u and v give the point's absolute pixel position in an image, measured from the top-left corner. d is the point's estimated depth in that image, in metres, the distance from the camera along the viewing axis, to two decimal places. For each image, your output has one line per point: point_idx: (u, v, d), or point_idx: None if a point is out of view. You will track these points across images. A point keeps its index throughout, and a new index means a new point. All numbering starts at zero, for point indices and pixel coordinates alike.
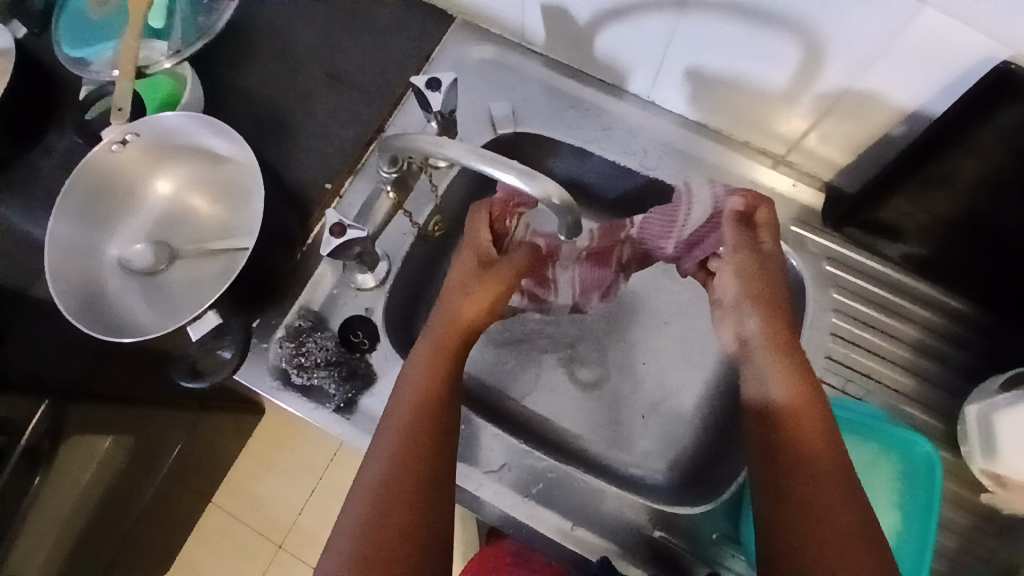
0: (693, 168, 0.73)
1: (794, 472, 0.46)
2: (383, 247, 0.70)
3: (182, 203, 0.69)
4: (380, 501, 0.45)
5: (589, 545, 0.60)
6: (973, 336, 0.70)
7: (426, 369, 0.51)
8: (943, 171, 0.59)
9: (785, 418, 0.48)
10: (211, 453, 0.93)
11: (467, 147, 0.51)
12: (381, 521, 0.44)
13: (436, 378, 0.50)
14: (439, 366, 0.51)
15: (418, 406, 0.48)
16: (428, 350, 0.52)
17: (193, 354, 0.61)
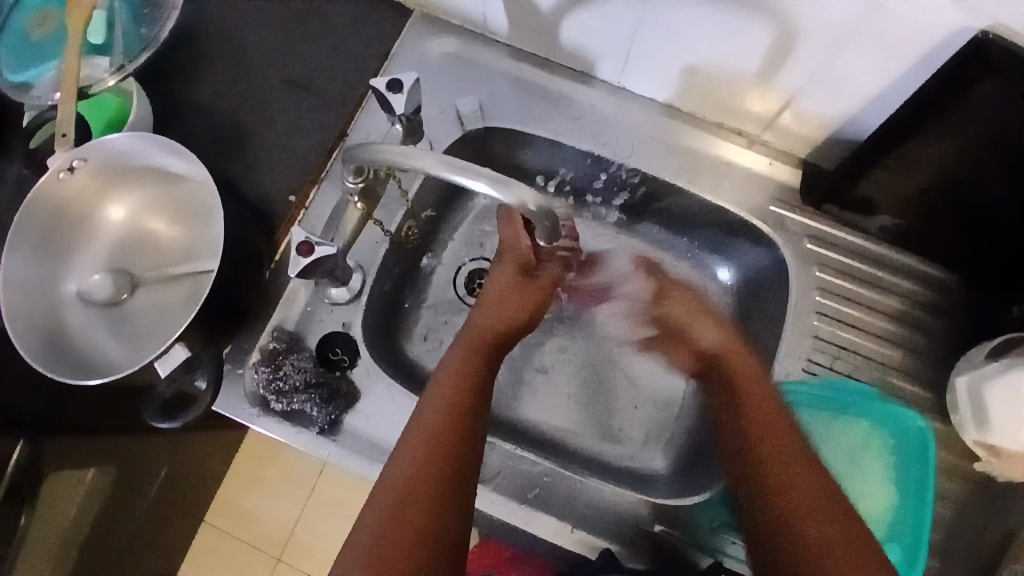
0: (667, 154, 0.72)
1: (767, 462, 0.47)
2: (356, 258, 0.68)
3: (139, 226, 0.66)
4: (397, 501, 0.42)
5: (592, 546, 0.59)
6: (953, 305, 0.69)
7: (436, 410, 0.46)
8: (925, 141, 0.57)
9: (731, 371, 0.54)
10: (199, 473, 0.91)
11: (436, 157, 0.48)
12: (395, 524, 0.41)
13: (448, 422, 0.45)
14: (461, 403, 0.47)
15: (427, 451, 0.44)
16: (452, 380, 0.48)
17: (163, 391, 0.57)
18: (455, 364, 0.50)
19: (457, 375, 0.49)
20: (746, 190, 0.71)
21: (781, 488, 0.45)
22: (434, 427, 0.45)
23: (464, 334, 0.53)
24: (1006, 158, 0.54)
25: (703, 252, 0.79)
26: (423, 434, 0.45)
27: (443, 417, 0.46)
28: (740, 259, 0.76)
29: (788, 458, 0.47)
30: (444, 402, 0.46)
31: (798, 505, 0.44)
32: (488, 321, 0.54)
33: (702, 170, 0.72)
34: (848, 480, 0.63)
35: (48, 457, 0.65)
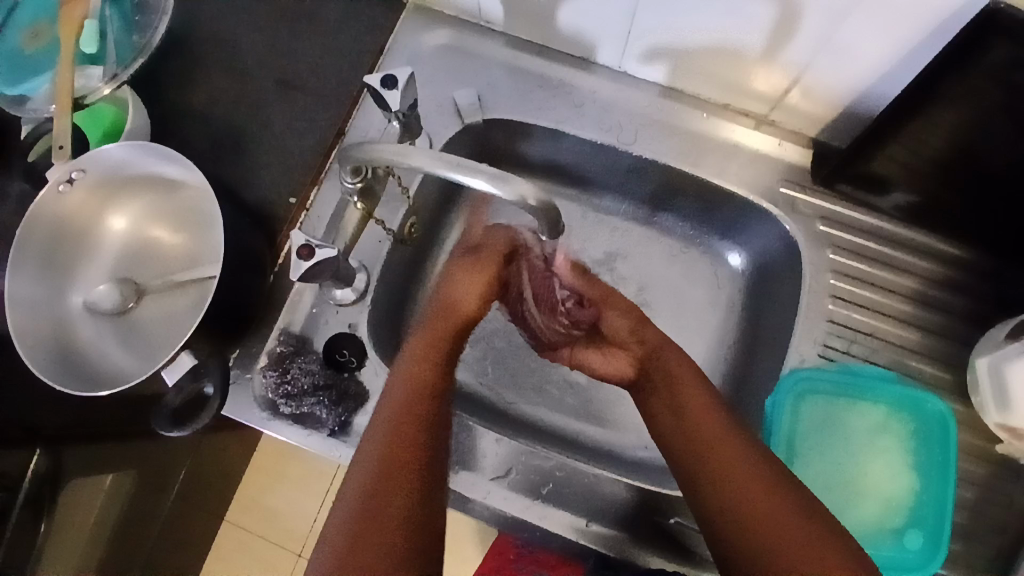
0: (673, 138, 0.70)
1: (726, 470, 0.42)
2: (359, 258, 0.67)
3: (142, 235, 0.66)
4: (371, 485, 0.39)
5: (606, 541, 0.58)
6: (973, 283, 0.67)
7: (383, 443, 0.40)
8: (938, 114, 0.55)
9: (667, 382, 0.49)
10: (219, 472, 0.91)
11: (435, 155, 0.47)
12: (368, 509, 0.38)
13: (401, 454, 0.40)
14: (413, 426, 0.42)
15: (378, 497, 0.38)
16: (417, 356, 0.46)
17: (172, 399, 0.56)
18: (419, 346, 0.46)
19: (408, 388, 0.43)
20: (752, 171, 0.69)
21: (743, 506, 0.40)
22: (386, 467, 0.39)
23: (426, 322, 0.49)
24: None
25: (711, 236, 0.77)
26: (383, 441, 0.41)
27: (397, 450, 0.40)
28: (750, 242, 0.74)
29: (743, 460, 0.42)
30: (393, 430, 0.41)
31: (759, 521, 0.39)
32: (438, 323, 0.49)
33: (709, 152, 0.70)
34: (868, 466, 0.61)
35: (70, 465, 0.64)
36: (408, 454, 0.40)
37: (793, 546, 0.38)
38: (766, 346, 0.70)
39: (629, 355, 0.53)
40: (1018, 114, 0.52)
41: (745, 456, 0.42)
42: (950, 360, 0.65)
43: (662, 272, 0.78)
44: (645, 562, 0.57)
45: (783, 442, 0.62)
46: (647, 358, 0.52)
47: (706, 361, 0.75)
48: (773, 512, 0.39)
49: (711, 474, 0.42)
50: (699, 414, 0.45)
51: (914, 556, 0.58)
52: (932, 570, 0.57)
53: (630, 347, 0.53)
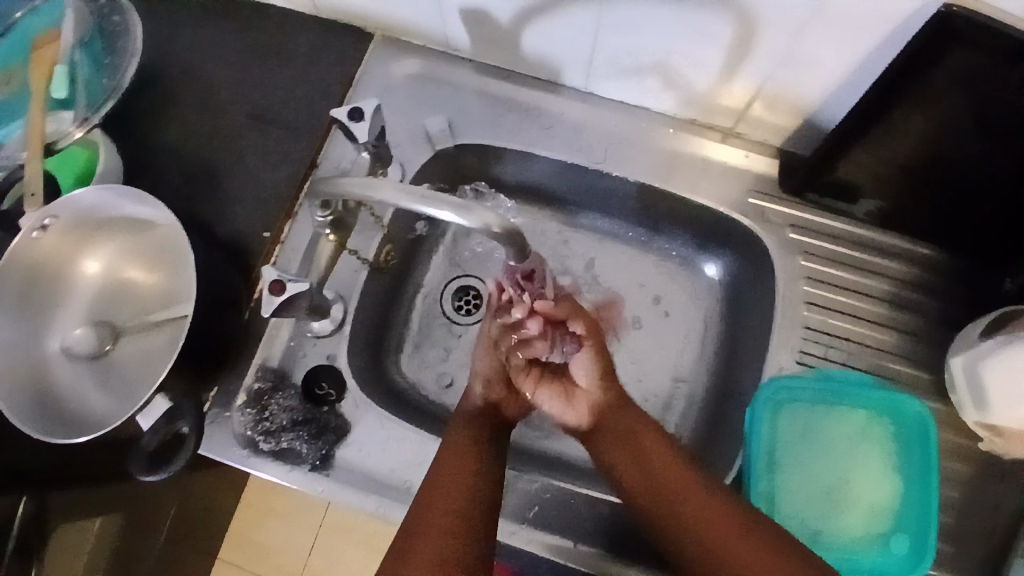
0: (643, 155, 0.71)
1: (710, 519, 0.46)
2: (334, 288, 0.67)
3: (116, 276, 0.66)
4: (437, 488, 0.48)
5: (594, 562, 0.57)
6: (947, 283, 0.68)
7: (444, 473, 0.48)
8: (901, 118, 0.56)
9: (631, 436, 0.52)
10: (210, 510, 0.90)
11: (401, 188, 0.48)
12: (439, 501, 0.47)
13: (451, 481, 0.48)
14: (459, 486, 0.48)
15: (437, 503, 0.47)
16: (461, 444, 0.51)
17: (146, 443, 0.54)
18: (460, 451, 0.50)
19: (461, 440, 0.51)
20: (722, 184, 0.70)
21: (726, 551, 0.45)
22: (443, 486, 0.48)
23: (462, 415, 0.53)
24: (983, 127, 0.54)
25: (689, 250, 0.78)
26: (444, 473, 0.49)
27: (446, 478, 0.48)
28: (726, 254, 0.75)
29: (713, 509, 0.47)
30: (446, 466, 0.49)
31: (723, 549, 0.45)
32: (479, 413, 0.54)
33: (679, 168, 0.71)
34: (850, 473, 0.61)
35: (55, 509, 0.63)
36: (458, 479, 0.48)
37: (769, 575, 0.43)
38: (746, 356, 0.70)
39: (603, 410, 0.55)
40: (979, 114, 0.53)
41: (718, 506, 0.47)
42: (926, 361, 0.66)
43: (643, 287, 0.78)
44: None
45: (764, 454, 0.61)
46: (606, 409, 0.54)
47: (689, 373, 0.75)
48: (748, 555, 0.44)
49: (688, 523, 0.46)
50: (667, 469, 0.49)
51: (900, 561, 0.58)
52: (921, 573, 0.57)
53: (593, 393, 0.55)
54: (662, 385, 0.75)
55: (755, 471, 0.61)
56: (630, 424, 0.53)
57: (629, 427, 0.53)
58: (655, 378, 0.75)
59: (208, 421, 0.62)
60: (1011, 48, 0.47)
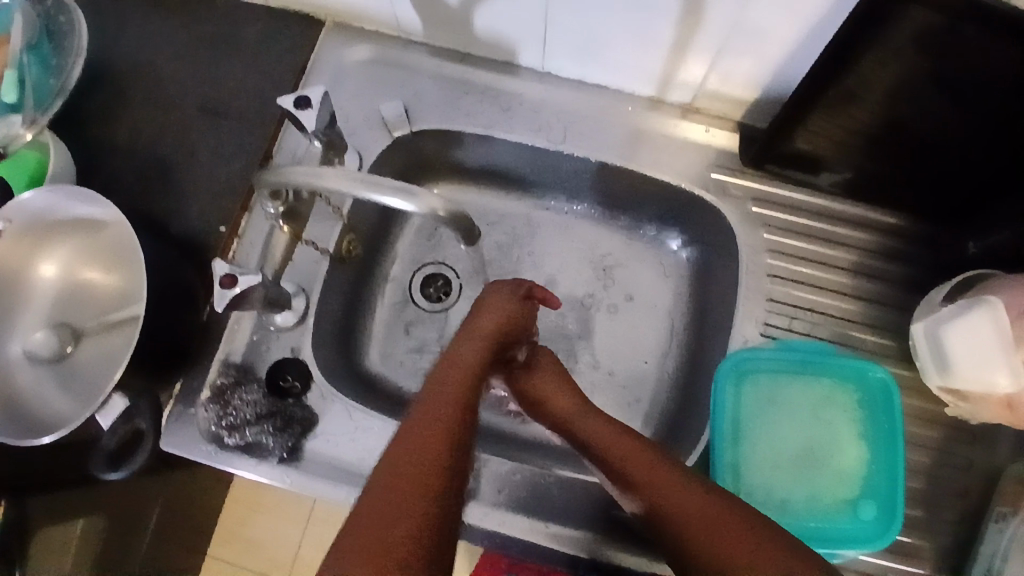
0: (604, 133, 0.70)
1: (707, 520, 0.43)
2: (294, 280, 0.66)
3: (74, 279, 0.65)
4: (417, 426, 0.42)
5: (568, 541, 0.57)
6: (910, 250, 0.68)
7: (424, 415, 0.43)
8: (859, 79, 0.55)
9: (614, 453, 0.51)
10: (196, 508, 0.90)
11: (349, 175, 0.47)
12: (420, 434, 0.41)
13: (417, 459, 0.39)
14: (428, 464, 0.39)
15: (401, 485, 0.37)
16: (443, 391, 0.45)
17: (106, 442, 0.56)
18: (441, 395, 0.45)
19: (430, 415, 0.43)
20: (684, 159, 0.70)
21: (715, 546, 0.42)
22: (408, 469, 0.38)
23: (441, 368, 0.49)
24: (943, 87, 0.53)
25: (655, 227, 0.77)
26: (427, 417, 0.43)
27: (415, 456, 0.39)
28: (692, 229, 0.74)
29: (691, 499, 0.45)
30: (414, 443, 0.40)
31: (708, 550, 0.42)
32: (445, 389, 0.46)
33: (641, 143, 0.70)
34: (818, 441, 0.61)
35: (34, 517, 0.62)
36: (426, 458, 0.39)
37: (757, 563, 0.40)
38: (714, 332, 0.70)
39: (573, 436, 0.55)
40: (938, 74, 0.52)
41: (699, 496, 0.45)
42: (891, 328, 0.66)
43: (612, 266, 0.78)
44: (611, 558, 0.56)
45: (728, 424, 0.61)
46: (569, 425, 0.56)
47: (660, 351, 0.75)
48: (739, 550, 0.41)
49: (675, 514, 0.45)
50: (641, 469, 0.49)
51: (871, 526, 0.58)
52: (891, 537, 0.57)
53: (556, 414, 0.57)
54: (634, 364, 0.74)
55: (720, 441, 0.60)
56: (611, 444, 0.52)
57: (612, 446, 0.52)
58: (627, 357, 0.75)
59: (173, 418, 0.61)
60: (967, 8, 0.45)
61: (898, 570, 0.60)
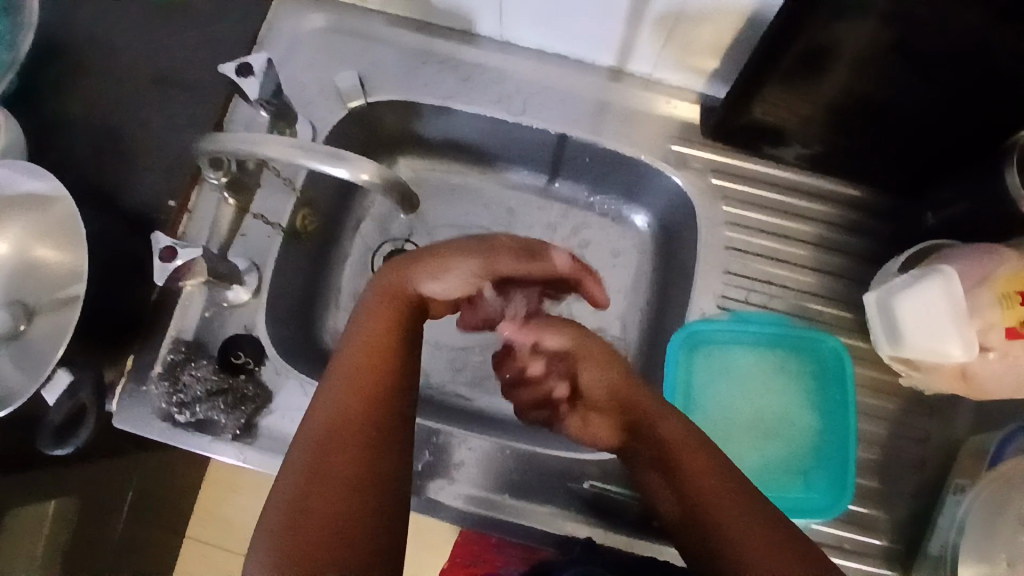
0: (564, 103, 0.69)
1: (675, 458, 0.44)
2: (246, 255, 0.65)
3: (28, 255, 0.64)
4: (340, 399, 0.41)
5: (526, 514, 0.56)
6: (871, 222, 0.67)
7: (347, 385, 0.41)
8: (830, 58, 0.53)
9: (625, 401, 0.48)
10: (174, 493, 0.86)
11: (285, 142, 0.47)
12: (343, 415, 0.40)
13: (345, 440, 0.39)
14: (352, 455, 0.38)
15: (323, 479, 0.37)
16: (363, 348, 0.43)
17: (53, 417, 0.59)
18: (360, 350, 0.43)
19: (353, 383, 0.41)
20: (644, 130, 0.69)
21: (704, 506, 0.41)
22: (336, 461, 0.38)
23: (370, 300, 0.47)
24: (910, 61, 0.52)
25: (620, 200, 0.76)
26: (348, 383, 0.41)
27: (336, 443, 0.38)
28: (655, 202, 0.73)
29: (695, 455, 0.44)
30: (340, 422, 0.39)
31: (697, 498, 0.42)
32: (369, 331, 0.44)
33: (601, 112, 0.69)
34: (769, 411, 0.63)
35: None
36: (342, 459, 0.38)
37: (739, 529, 0.39)
38: (675, 304, 0.69)
39: (588, 356, 0.50)
40: (904, 47, 0.50)
41: (704, 455, 0.44)
42: (849, 300, 0.65)
43: (577, 239, 0.77)
44: (565, 529, 0.55)
45: (680, 395, 0.62)
46: (630, 408, 0.48)
47: (624, 325, 0.74)
48: (724, 513, 0.40)
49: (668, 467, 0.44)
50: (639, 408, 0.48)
51: (820, 497, 0.60)
52: (842, 506, 0.58)
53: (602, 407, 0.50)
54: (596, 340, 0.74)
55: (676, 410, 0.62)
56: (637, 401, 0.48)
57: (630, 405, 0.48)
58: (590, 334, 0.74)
59: (125, 396, 0.60)
60: None
61: (853, 541, 0.59)
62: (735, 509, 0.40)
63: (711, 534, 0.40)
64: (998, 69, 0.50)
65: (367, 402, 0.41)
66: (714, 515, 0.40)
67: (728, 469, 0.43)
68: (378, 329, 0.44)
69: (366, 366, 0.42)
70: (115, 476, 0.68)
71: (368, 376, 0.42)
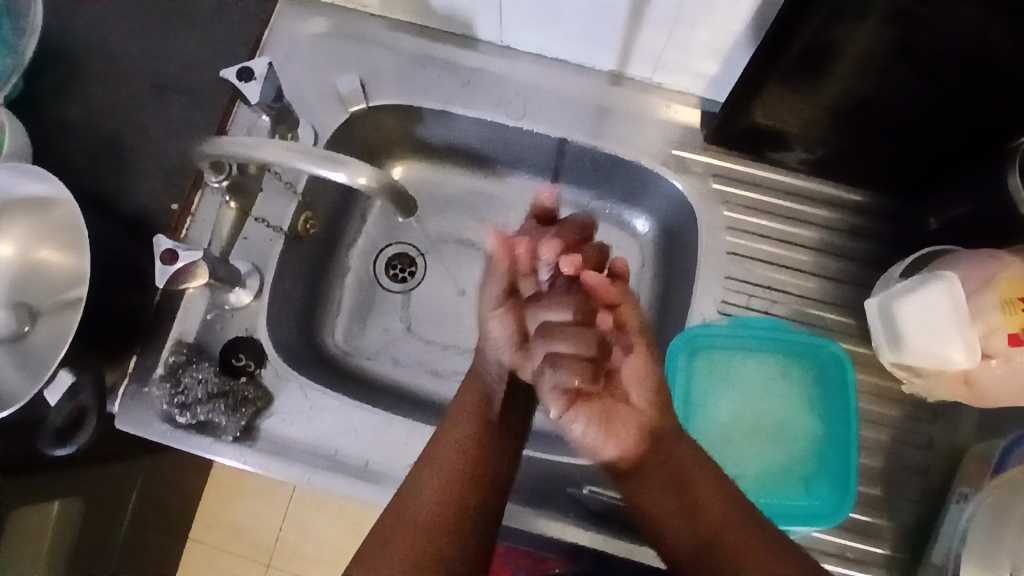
0: (565, 107, 0.69)
1: (688, 474, 0.47)
2: (248, 259, 0.65)
3: (32, 258, 0.64)
4: (438, 492, 0.46)
5: (524, 520, 0.55)
6: (872, 226, 0.66)
7: (440, 480, 0.47)
8: (835, 61, 0.53)
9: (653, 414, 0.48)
10: (175, 498, 0.86)
11: (284, 146, 0.47)
12: (441, 497, 0.46)
13: (429, 527, 0.45)
14: (433, 540, 0.44)
15: (407, 556, 0.43)
16: (457, 447, 0.48)
17: (52, 419, 0.58)
18: (455, 452, 0.48)
19: (444, 478, 0.47)
20: (645, 135, 0.69)
21: (715, 534, 0.44)
22: (420, 536, 0.44)
23: (461, 404, 0.51)
24: (912, 64, 0.51)
25: (621, 204, 0.76)
26: (443, 480, 0.47)
27: (420, 529, 0.45)
28: (656, 207, 0.73)
29: (705, 484, 0.47)
30: (427, 509, 0.45)
31: (709, 525, 0.45)
32: (462, 441, 0.48)
33: (602, 117, 0.69)
34: (770, 416, 0.63)
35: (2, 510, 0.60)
36: (425, 537, 0.44)
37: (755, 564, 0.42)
38: (676, 309, 0.69)
39: (639, 349, 0.47)
40: (906, 49, 0.50)
41: (712, 483, 0.47)
42: (850, 304, 0.65)
43: None
44: (563, 535, 0.55)
45: (680, 398, 0.63)
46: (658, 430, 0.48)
47: None
48: (736, 545, 0.43)
49: (676, 483, 0.47)
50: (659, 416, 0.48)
51: (822, 504, 0.59)
52: (843, 512, 0.58)
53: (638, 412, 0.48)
54: None
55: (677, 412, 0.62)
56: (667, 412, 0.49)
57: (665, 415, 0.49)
58: None
59: (127, 398, 0.61)
60: None
61: (854, 549, 0.59)
62: (748, 542, 0.43)
63: (716, 558, 0.43)
64: (997, 73, 0.50)
65: (458, 499, 0.46)
66: (723, 544, 0.44)
67: (736, 499, 0.46)
68: (471, 429, 0.49)
69: (459, 469, 0.47)
70: (115, 478, 0.68)
71: (457, 478, 0.47)
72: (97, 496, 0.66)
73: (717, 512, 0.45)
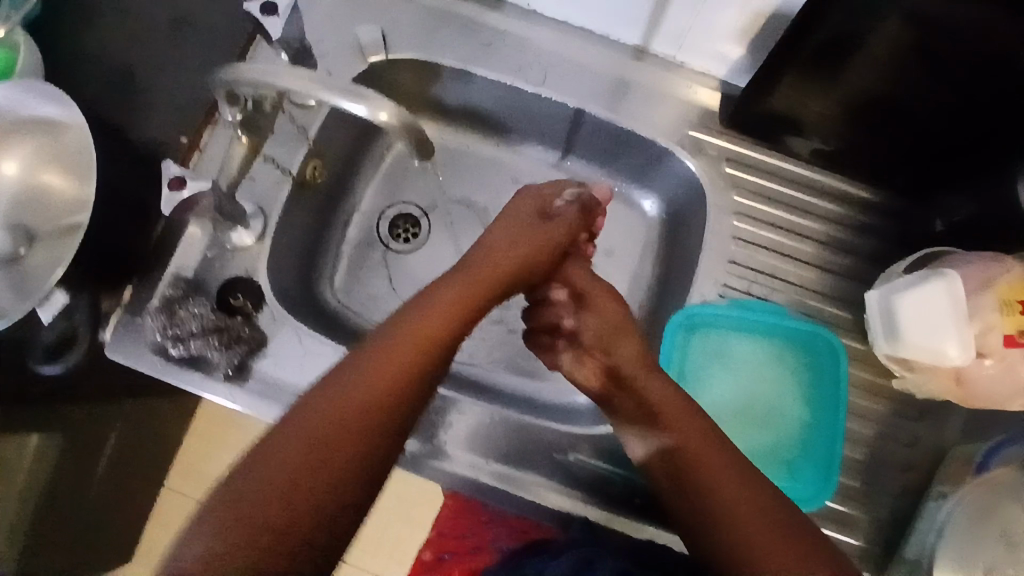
0: (584, 76, 0.69)
1: (697, 458, 0.46)
2: (253, 200, 0.64)
3: (34, 180, 0.62)
4: (371, 379, 0.41)
5: (512, 481, 0.55)
6: (879, 224, 0.67)
7: (379, 368, 0.41)
8: (858, 49, 0.53)
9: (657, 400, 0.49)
10: (157, 440, 0.85)
11: (304, 75, 0.46)
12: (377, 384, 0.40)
13: (357, 415, 0.39)
14: (355, 428, 0.39)
15: (318, 444, 0.38)
16: (409, 343, 0.43)
17: (44, 335, 0.58)
18: (403, 345, 0.43)
19: (384, 367, 0.41)
20: (662, 112, 0.68)
21: (725, 511, 0.43)
22: (342, 421, 0.39)
23: (421, 305, 0.46)
24: (931, 63, 0.52)
25: (630, 182, 0.76)
26: (382, 368, 0.41)
27: (347, 416, 0.39)
28: (665, 186, 0.73)
29: (715, 459, 0.46)
30: (357, 396, 0.40)
31: (719, 502, 0.43)
32: (412, 332, 0.44)
33: (619, 91, 0.69)
34: (761, 400, 0.63)
35: None
36: (350, 426, 0.39)
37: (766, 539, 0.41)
38: (676, 290, 0.69)
39: (599, 306, 0.56)
40: (925, 46, 0.50)
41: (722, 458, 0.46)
42: (850, 298, 0.65)
43: None
44: (548, 500, 0.55)
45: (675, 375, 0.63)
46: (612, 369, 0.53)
47: None
48: (745, 521, 0.42)
49: (681, 466, 0.46)
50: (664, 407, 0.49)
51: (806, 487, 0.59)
52: (820, 501, 0.57)
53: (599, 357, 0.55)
54: None
55: None
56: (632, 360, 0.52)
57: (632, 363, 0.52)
58: None
59: (120, 325, 0.59)
60: None
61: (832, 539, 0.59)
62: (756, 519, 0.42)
63: (726, 536, 0.42)
64: None
65: (393, 392, 0.41)
66: (731, 521, 0.42)
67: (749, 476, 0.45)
68: (432, 327, 0.44)
69: (403, 360, 0.42)
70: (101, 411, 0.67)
71: (398, 367, 0.42)
72: (83, 428, 0.65)
73: (731, 488, 0.44)
